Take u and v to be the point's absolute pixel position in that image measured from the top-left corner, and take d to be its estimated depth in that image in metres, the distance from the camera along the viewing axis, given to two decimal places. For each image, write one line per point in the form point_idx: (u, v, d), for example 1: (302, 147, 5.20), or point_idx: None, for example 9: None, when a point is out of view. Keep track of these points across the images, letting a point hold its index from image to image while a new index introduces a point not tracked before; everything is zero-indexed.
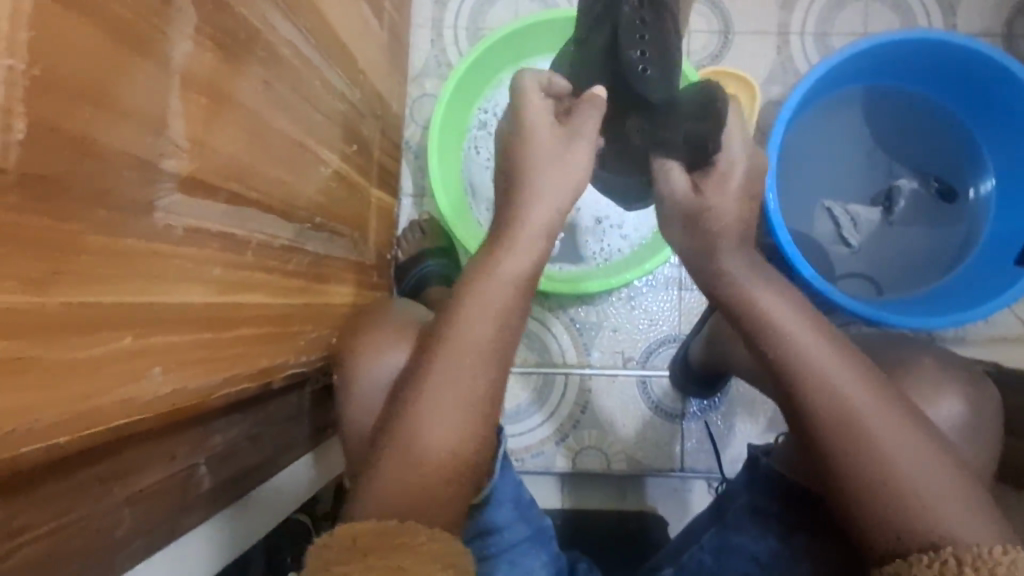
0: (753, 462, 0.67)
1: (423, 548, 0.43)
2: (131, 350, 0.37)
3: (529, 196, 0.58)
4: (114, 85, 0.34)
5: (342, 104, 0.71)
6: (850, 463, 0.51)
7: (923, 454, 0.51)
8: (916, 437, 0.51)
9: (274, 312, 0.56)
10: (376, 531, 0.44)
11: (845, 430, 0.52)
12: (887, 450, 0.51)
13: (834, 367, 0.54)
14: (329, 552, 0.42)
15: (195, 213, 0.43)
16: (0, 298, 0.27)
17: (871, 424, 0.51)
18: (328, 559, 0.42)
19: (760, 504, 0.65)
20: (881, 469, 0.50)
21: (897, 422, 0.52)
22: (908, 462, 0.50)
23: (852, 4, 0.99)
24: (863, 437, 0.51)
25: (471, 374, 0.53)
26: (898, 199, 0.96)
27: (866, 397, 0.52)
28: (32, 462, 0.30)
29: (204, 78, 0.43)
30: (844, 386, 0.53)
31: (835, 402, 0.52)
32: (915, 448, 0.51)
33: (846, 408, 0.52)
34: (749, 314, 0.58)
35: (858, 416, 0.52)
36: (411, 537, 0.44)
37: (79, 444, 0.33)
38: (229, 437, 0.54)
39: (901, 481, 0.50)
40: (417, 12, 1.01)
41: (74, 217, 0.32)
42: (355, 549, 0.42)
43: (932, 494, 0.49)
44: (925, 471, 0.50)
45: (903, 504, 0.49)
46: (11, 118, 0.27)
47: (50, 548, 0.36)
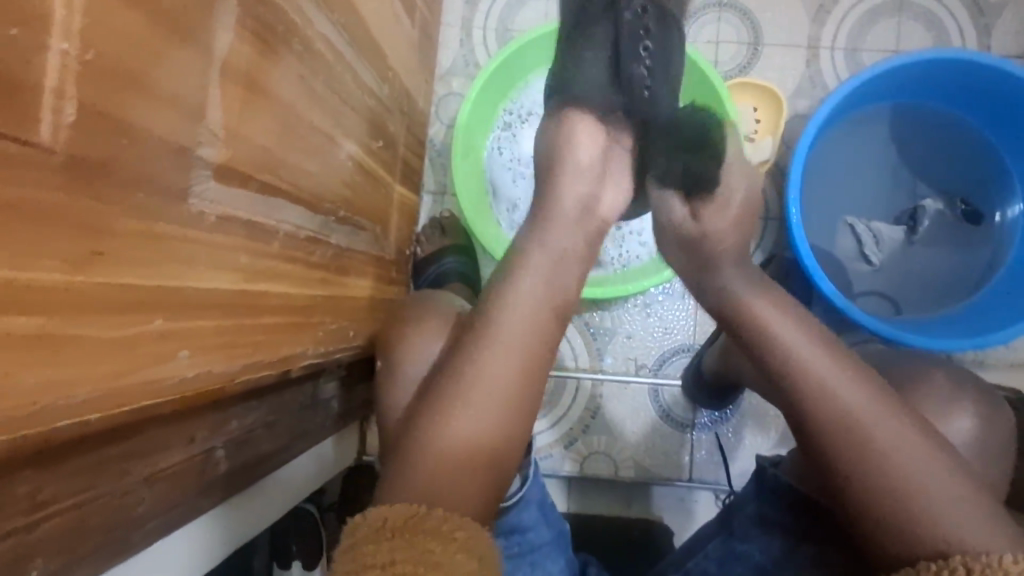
0: (761, 473, 0.67)
1: (450, 536, 0.44)
2: (160, 332, 0.37)
3: (543, 204, 0.60)
4: (157, 73, 0.34)
5: (371, 99, 0.72)
6: (863, 479, 0.51)
7: (939, 468, 0.50)
8: (933, 453, 0.51)
9: (297, 303, 0.57)
10: (405, 516, 0.45)
11: (856, 441, 0.51)
12: (902, 460, 0.50)
13: (846, 386, 0.53)
14: (357, 535, 0.44)
15: (228, 201, 0.44)
16: (41, 275, 0.28)
17: (882, 434, 0.51)
18: (358, 537, 0.44)
19: (769, 515, 0.64)
20: (893, 479, 0.50)
21: (909, 432, 0.51)
22: (923, 473, 0.50)
23: (885, 20, 0.98)
24: (878, 458, 0.51)
25: (492, 381, 0.53)
26: (922, 219, 0.94)
27: (877, 407, 0.52)
28: (64, 437, 0.31)
29: (242, 69, 0.43)
30: (853, 396, 0.53)
31: (849, 423, 0.52)
32: (933, 471, 0.50)
33: (860, 430, 0.52)
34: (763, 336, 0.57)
35: (867, 428, 0.52)
36: (439, 524, 0.45)
37: (107, 422, 0.34)
38: (247, 422, 0.55)
39: (915, 492, 0.49)
40: (448, 10, 1.02)
41: (114, 200, 0.32)
42: (381, 531, 0.44)
43: (950, 508, 0.48)
44: (940, 483, 0.49)
45: (915, 529, 0.48)
46: (61, 102, 0.28)
47: (76, 518, 0.36)
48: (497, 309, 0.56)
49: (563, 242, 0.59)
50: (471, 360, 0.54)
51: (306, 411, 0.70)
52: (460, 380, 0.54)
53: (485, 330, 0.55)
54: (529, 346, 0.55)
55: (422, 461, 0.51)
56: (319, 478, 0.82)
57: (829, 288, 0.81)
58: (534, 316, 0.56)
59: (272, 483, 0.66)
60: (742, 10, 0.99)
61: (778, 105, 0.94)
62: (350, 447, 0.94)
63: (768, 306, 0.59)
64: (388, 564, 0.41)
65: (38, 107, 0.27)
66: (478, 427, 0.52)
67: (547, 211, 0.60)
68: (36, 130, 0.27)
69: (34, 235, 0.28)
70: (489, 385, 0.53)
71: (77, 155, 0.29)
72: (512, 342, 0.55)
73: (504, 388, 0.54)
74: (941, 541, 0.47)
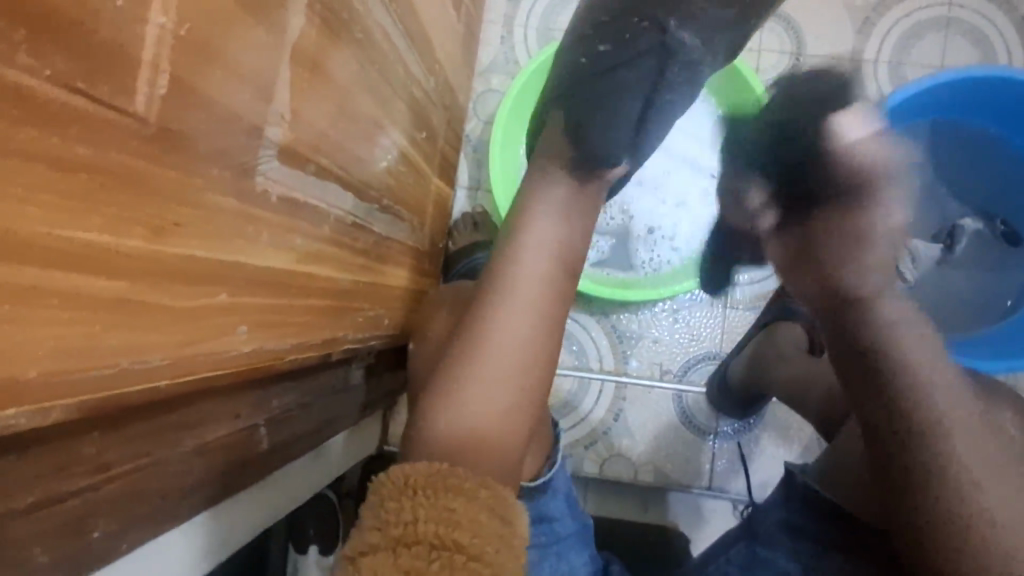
0: (789, 479, 0.68)
1: (473, 494, 0.47)
2: (224, 306, 0.38)
3: (529, 213, 0.66)
4: (236, 51, 0.35)
5: (418, 92, 0.73)
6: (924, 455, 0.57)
7: (987, 441, 0.57)
8: (986, 432, 0.57)
9: (340, 286, 0.57)
10: (427, 473, 0.49)
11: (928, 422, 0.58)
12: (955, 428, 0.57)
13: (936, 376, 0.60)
14: (383, 492, 0.48)
15: (289, 181, 0.45)
16: (125, 242, 0.29)
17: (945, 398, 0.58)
18: (383, 495, 0.47)
19: (796, 522, 0.65)
20: (936, 444, 0.56)
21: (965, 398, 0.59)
22: (979, 454, 0.56)
23: (931, 35, 0.97)
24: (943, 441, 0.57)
25: (499, 372, 0.59)
26: (960, 238, 0.94)
27: (945, 377, 0.60)
28: (137, 400, 0.32)
29: (310, 51, 0.44)
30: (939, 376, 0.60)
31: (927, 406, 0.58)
32: (989, 465, 0.55)
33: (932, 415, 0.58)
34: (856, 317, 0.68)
35: (931, 392, 0.59)
36: (461, 482, 0.48)
37: (172, 388, 0.34)
38: (286, 403, 0.55)
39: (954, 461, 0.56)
40: (490, 8, 1.03)
41: (193, 173, 0.33)
42: (403, 490, 0.47)
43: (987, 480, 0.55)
44: (979, 456, 0.56)
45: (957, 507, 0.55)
46: (156, 74, 0.29)
47: (138, 483, 0.37)
48: (504, 292, 0.62)
49: (563, 235, 0.66)
50: (474, 350, 0.60)
51: (338, 396, 0.70)
52: (475, 349, 0.60)
53: (485, 322, 0.61)
54: (535, 325, 0.61)
55: (443, 423, 0.56)
56: (342, 464, 0.83)
57: None
58: (533, 300, 0.62)
59: (293, 469, 0.66)
60: (787, 20, 0.98)
61: None
62: (373, 435, 0.95)
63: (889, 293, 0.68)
64: (411, 521, 0.44)
65: (135, 78, 0.28)
66: (480, 408, 0.57)
67: (530, 220, 0.66)
68: (132, 101, 0.28)
69: (124, 202, 0.28)
70: (494, 358, 0.59)
71: (166, 127, 0.30)
72: (511, 334, 0.60)
73: (513, 359, 0.60)
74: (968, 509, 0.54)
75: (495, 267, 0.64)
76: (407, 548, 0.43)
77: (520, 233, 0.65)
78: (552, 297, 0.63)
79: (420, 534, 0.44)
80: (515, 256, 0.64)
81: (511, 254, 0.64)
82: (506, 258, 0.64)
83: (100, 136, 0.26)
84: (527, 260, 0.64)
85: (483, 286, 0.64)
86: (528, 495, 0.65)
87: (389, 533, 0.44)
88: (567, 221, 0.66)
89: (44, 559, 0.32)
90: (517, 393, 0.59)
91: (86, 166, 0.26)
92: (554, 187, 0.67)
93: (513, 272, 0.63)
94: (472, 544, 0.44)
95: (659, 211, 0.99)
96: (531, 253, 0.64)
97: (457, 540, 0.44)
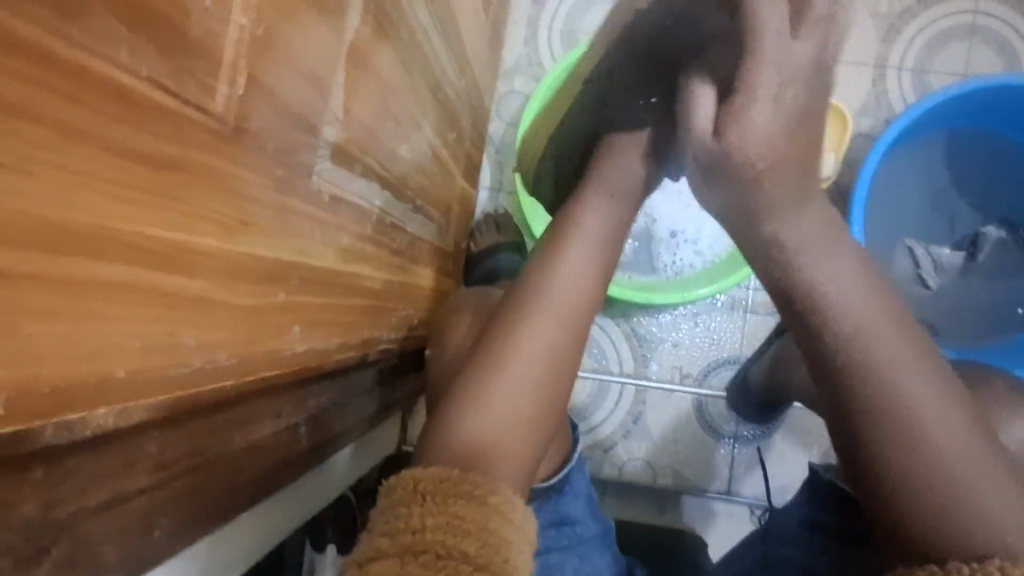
0: (814, 478, 0.65)
1: (483, 500, 0.47)
2: (283, 306, 0.39)
3: (567, 215, 0.65)
4: (301, 50, 0.35)
5: (449, 90, 0.73)
6: (901, 456, 0.46)
7: (954, 414, 0.47)
8: (959, 415, 0.47)
9: (377, 286, 0.58)
10: (439, 478, 0.48)
11: (896, 415, 0.47)
12: (916, 402, 0.47)
13: (900, 355, 0.48)
14: (394, 497, 0.48)
15: (339, 181, 0.45)
16: (200, 241, 0.29)
17: (894, 364, 0.48)
18: (394, 500, 0.47)
19: (819, 519, 0.63)
20: (905, 428, 0.46)
21: (923, 360, 0.49)
22: (955, 444, 0.45)
23: (956, 42, 0.97)
24: (915, 434, 0.46)
25: (528, 377, 0.58)
26: (983, 245, 0.93)
27: (921, 361, 0.49)
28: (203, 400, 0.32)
29: (361, 49, 0.44)
30: (900, 356, 0.48)
31: (888, 396, 0.47)
32: (972, 456, 0.45)
33: (896, 403, 0.47)
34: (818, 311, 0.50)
35: (883, 360, 0.48)
36: (473, 488, 0.48)
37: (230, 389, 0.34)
38: (323, 403, 0.55)
39: (924, 444, 0.46)
40: (516, 9, 1.02)
41: (260, 171, 0.33)
42: (413, 495, 0.47)
43: (964, 463, 0.45)
44: (949, 435, 0.46)
45: (952, 513, 0.43)
46: (235, 73, 0.29)
47: (189, 482, 0.37)
48: (538, 304, 0.60)
49: (600, 251, 0.63)
50: (504, 355, 0.58)
51: (372, 397, 0.70)
52: (506, 361, 0.58)
53: (519, 327, 0.59)
54: (564, 341, 0.60)
55: (469, 429, 0.55)
56: (367, 463, 0.83)
57: None
58: (566, 316, 0.61)
59: (325, 471, 0.65)
60: None
61: (844, 125, 0.94)
62: (392, 435, 0.93)
63: (819, 259, 0.51)
64: (419, 528, 0.44)
65: (216, 77, 0.28)
66: (505, 413, 0.56)
67: (568, 222, 0.64)
68: (212, 99, 0.28)
69: (201, 202, 0.29)
70: (526, 364, 0.58)
71: (241, 126, 0.30)
72: (541, 339, 0.59)
73: (541, 373, 0.58)
74: (959, 508, 0.43)
75: (531, 280, 0.62)
76: (414, 558, 0.42)
77: (559, 236, 0.64)
78: (587, 303, 0.62)
79: (427, 542, 0.43)
80: (552, 267, 0.62)
81: (548, 265, 0.62)
82: (541, 271, 0.62)
83: (182, 134, 0.26)
84: (563, 273, 0.62)
85: (515, 296, 0.62)
86: (546, 496, 0.64)
87: (398, 541, 0.44)
88: (605, 238, 0.64)
89: (111, 559, 0.32)
90: (543, 398, 0.58)
91: (169, 164, 0.26)
92: (606, 201, 0.64)
93: (552, 275, 0.62)
94: (480, 554, 0.43)
95: (682, 215, 0.99)
96: (567, 269, 0.62)
97: (463, 550, 0.43)
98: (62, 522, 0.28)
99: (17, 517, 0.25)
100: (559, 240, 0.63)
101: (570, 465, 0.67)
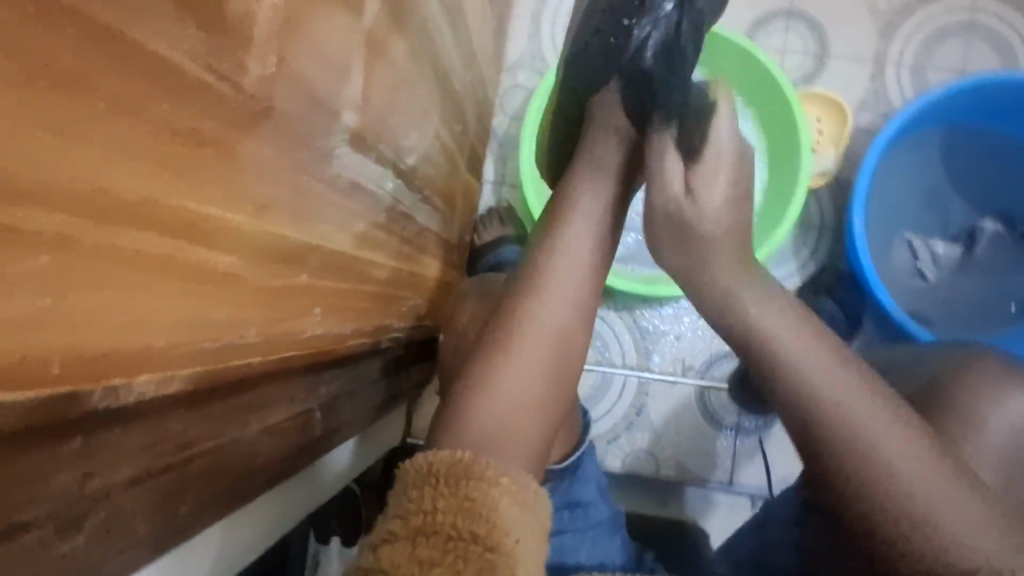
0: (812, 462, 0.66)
1: (494, 482, 0.47)
2: (301, 286, 0.40)
3: (570, 203, 0.65)
4: (324, 33, 0.36)
5: (456, 83, 0.73)
6: (861, 463, 0.50)
7: (913, 440, 0.50)
8: (904, 418, 0.51)
9: (388, 274, 0.58)
10: (450, 462, 0.48)
11: (845, 424, 0.51)
12: (879, 441, 0.49)
13: (834, 371, 0.53)
14: (406, 480, 0.47)
15: (356, 166, 0.46)
16: (224, 216, 0.30)
17: (836, 382, 0.53)
18: (407, 482, 0.47)
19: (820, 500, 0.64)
20: (856, 433, 0.50)
21: (876, 385, 0.53)
22: (903, 443, 0.49)
23: (953, 38, 0.98)
24: (865, 439, 0.50)
25: (539, 354, 0.59)
26: (979, 240, 0.95)
27: (857, 372, 0.54)
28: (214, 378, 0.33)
29: (378, 34, 0.44)
30: (837, 373, 0.53)
31: (835, 408, 0.51)
32: (919, 450, 0.49)
33: (844, 414, 0.51)
34: (754, 335, 0.57)
35: (838, 393, 0.52)
36: (483, 470, 0.48)
37: (236, 368, 0.35)
38: (336, 389, 0.55)
39: (892, 486, 0.48)
40: (519, 4, 1.03)
41: (281, 150, 0.34)
42: (427, 477, 0.47)
43: (932, 493, 0.47)
44: (914, 468, 0.48)
45: (906, 514, 0.47)
46: (263, 52, 0.30)
47: (209, 462, 0.37)
48: (543, 282, 0.61)
49: (599, 233, 0.64)
50: (511, 339, 0.59)
51: (382, 387, 0.71)
52: (513, 340, 0.59)
53: (526, 311, 0.60)
54: (571, 318, 0.61)
55: (480, 407, 0.55)
56: (375, 455, 0.83)
57: (886, 298, 0.81)
58: (573, 297, 0.62)
59: (335, 459, 0.66)
60: (811, 22, 0.99)
61: (842, 118, 0.95)
62: (397, 427, 0.92)
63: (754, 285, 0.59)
64: (429, 510, 0.44)
65: (247, 55, 0.29)
66: (514, 394, 0.57)
67: (573, 207, 0.64)
68: (243, 77, 0.29)
69: (229, 178, 0.30)
70: (532, 345, 0.59)
71: (268, 106, 0.32)
72: (548, 321, 0.60)
73: (547, 351, 0.59)
74: (915, 507, 0.47)
75: (536, 263, 0.63)
76: (425, 539, 0.42)
77: (562, 223, 0.64)
78: (592, 288, 0.63)
79: (437, 524, 0.43)
80: (558, 248, 0.63)
81: (553, 246, 0.63)
82: (548, 256, 0.63)
83: (215, 109, 0.28)
84: (567, 255, 0.63)
85: (520, 277, 0.63)
86: (560, 477, 0.65)
87: (409, 522, 0.43)
88: (606, 218, 0.65)
89: (140, 532, 0.32)
90: (549, 381, 0.59)
91: (201, 139, 0.27)
92: (598, 179, 0.64)
93: (557, 257, 0.62)
94: (489, 535, 0.43)
95: None
96: (574, 247, 0.63)
97: (473, 531, 0.43)
98: (94, 495, 0.28)
99: (55, 488, 0.25)
100: (562, 227, 0.64)
101: (583, 449, 0.68)
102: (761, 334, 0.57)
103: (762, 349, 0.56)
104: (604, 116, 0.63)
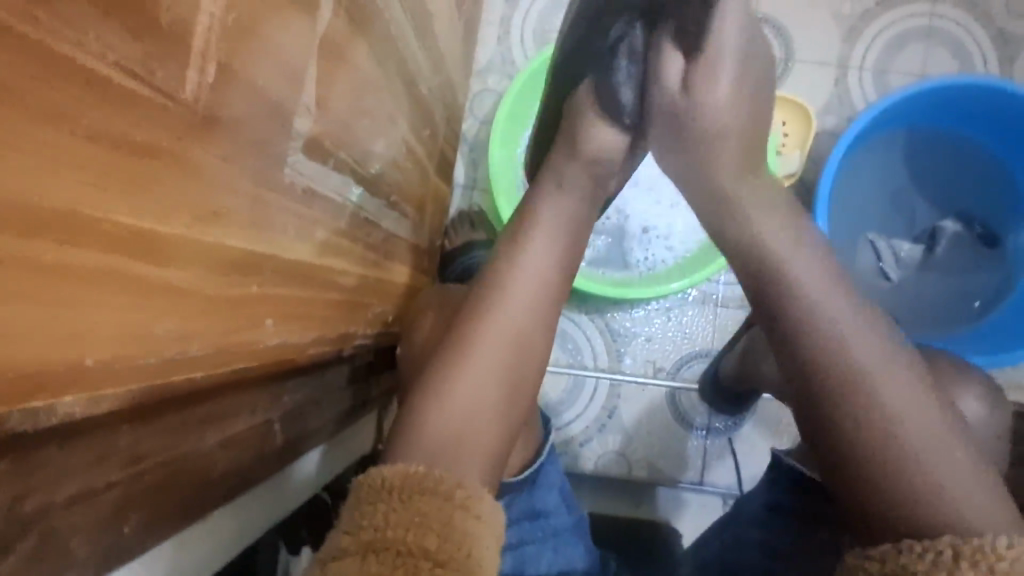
0: (776, 461, 0.66)
1: (448, 495, 0.46)
2: (255, 297, 0.40)
3: (534, 210, 0.65)
4: (273, 42, 0.35)
5: (423, 87, 0.73)
6: (861, 420, 0.48)
7: (925, 402, 0.49)
8: (910, 376, 0.50)
9: (353, 282, 0.58)
10: (404, 475, 0.47)
11: (855, 375, 0.49)
12: (889, 401, 0.48)
13: (852, 323, 0.51)
14: (360, 494, 0.47)
15: (314, 174, 0.45)
16: (168, 230, 0.30)
17: (850, 331, 0.50)
18: (361, 496, 0.46)
19: (782, 500, 0.65)
20: (862, 385, 0.49)
21: (886, 341, 0.51)
22: (910, 403, 0.48)
23: (913, 44, 1.00)
24: (873, 396, 0.48)
25: (498, 358, 0.59)
26: (940, 240, 0.97)
27: (872, 327, 0.51)
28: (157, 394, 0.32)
29: (335, 41, 0.44)
30: (854, 324, 0.51)
31: (846, 358, 0.49)
32: (925, 412, 0.48)
33: (855, 367, 0.49)
34: (762, 288, 0.55)
35: (850, 346, 0.50)
36: (437, 483, 0.47)
37: (182, 386, 0.34)
38: (299, 398, 0.54)
39: (902, 436, 0.47)
40: (489, 8, 1.03)
41: (230, 161, 0.34)
42: (380, 491, 0.46)
43: (933, 450, 0.46)
44: (924, 423, 0.47)
45: (909, 481, 0.45)
46: (206, 63, 0.30)
47: (159, 477, 0.36)
48: (501, 287, 0.61)
49: (562, 237, 0.64)
50: (471, 341, 0.59)
51: (349, 394, 0.70)
52: (472, 345, 0.59)
53: (486, 315, 0.60)
54: (528, 322, 0.61)
55: (440, 411, 0.55)
56: (344, 463, 0.82)
57: None
58: (533, 301, 0.62)
59: (301, 471, 0.65)
60: (776, 27, 1.01)
61: (806, 121, 0.96)
62: (368, 434, 0.91)
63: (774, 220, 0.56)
64: (381, 526, 0.43)
65: (187, 64, 0.29)
66: (474, 399, 0.57)
67: (535, 211, 0.65)
68: (183, 88, 0.29)
69: (172, 190, 0.30)
70: (491, 350, 0.59)
71: (213, 117, 0.31)
72: (509, 325, 0.60)
73: (508, 356, 0.59)
74: (914, 471, 0.45)
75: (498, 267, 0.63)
76: (375, 555, 0.42)
77: (526, 228, 0.64)
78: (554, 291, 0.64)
79: (388, 540, 0.42)
80: (519, 252, 0.63)
81: (515, 251, 0.63)
82: (507, 258, 0.63)
83: (153, 121, 0.27)
84: (531, 259, 0.62)
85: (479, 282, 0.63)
86: (518, 490, 0.64)
87: (361, 537, 0.43)
88: (570, 219, 0.65)
89: (80, 553, 0.31)
90: (510, 386, 0.59)
91: (140, 152, 0.27)
92: (558, 192, 0.65)
93: (517, 262, 0.62)
94: (440, 551, 0.43)
95: (652, 211, 1.00)
96: (532, 250, 0.63)
97: (424, 547, 0.42)
98: (26, 517, 0.27)
99: None
100: (522, 234, 0.64)
101: (543, 459, 0.67)
102: (770, 286, 0.54)
103: (774, 297, 0.54)
104: (570, 125, 0.65)
